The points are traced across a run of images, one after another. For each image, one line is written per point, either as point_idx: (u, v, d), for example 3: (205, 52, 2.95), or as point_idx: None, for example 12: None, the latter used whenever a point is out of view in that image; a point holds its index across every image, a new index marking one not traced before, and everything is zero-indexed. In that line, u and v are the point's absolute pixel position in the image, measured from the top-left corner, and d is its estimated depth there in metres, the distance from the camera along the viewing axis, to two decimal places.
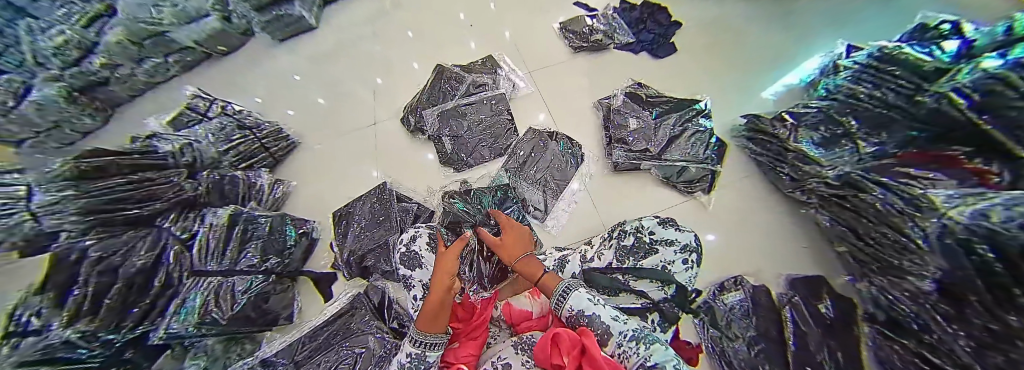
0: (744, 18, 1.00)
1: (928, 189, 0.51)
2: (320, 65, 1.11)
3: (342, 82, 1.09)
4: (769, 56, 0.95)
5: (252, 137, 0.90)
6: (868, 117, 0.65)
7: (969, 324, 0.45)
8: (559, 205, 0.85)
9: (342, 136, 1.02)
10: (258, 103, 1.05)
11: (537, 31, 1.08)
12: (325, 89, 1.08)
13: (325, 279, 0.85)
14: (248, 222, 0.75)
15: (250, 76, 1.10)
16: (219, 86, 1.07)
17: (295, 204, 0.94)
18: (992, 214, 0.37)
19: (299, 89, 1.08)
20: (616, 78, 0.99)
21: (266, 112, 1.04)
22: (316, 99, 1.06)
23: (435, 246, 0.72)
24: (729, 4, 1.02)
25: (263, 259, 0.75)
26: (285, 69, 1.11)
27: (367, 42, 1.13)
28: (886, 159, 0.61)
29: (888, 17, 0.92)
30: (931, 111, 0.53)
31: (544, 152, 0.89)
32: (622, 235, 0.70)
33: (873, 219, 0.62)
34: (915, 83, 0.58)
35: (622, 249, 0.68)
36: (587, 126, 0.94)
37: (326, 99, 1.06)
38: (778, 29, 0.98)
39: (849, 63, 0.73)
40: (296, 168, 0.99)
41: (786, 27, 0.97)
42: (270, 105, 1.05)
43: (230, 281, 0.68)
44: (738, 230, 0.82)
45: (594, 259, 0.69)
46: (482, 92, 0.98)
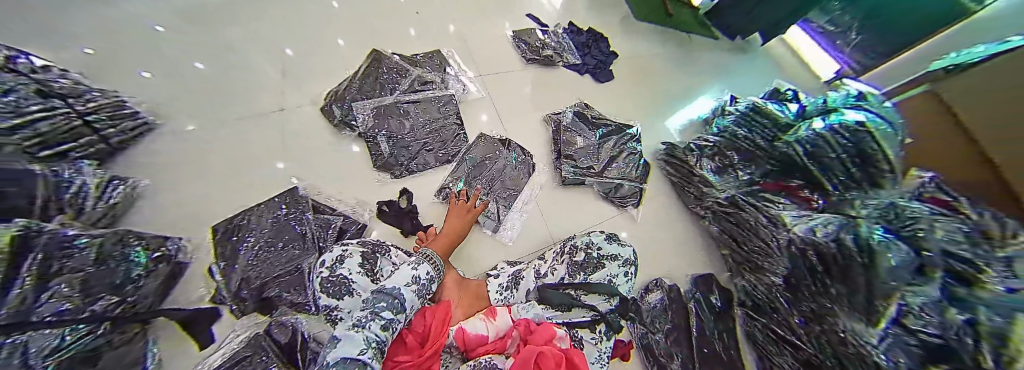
0: (661, 56, 1.19)
1: (779, 209, 0.73)
2: (199, 20, 0.86)
3: (237, 45, 0.86)
4: (680, 93, 1.15)
5: (73, 111, 0.60)
6: (745, 153, 0.85)
7: (803, 302, 0.66)
8: (507, 217, 0.84)
9: (234, 117, 0.79)
10: (86, 55, 0.74)
11: (490, 34, 1.04)
12: (207, 51, 0.83)
13: (199, 319, 0.61)
14: (55, 242, 0.47)
15: (74, 20, 0.77)
16: (11, 22, 0.72)
17: (153, 218, 0.68)
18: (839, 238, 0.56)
19: (167, 50, 0.80)
20: (565, 96, 1.03)
21: (105, 73, 0.74)
22: (191, 62, 0.81)
23: (369, 268, 0.58)
24: (651, 42, 1.20)
25: (89, 301, 0.49)
26: (141, 15, 0.82)
27: (274, 4, 0.93)
28: (753, 185, 0.82)
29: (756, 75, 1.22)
30: (783, 153, 0.76)
31: (495, 161, 0.88)
32: (573, 251, 0.73)
33: (747, 230, 0.80)
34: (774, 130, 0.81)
35: (572, 264, 0.71)
36: (535, 137, 0.96)
37: (214, 73, 0.81)
38: (686, 72, 1.18)
39: (735, 110, 0.93)
40: (155, 163, 0.72)
41: (692, 71, 1.19)
42: (108, 60, 0.75)
43: (21, 344, 0.39)
44: (656, 239, 0.95)
45: (546, 275, 0.71)
46: (427, 90, 0.90)
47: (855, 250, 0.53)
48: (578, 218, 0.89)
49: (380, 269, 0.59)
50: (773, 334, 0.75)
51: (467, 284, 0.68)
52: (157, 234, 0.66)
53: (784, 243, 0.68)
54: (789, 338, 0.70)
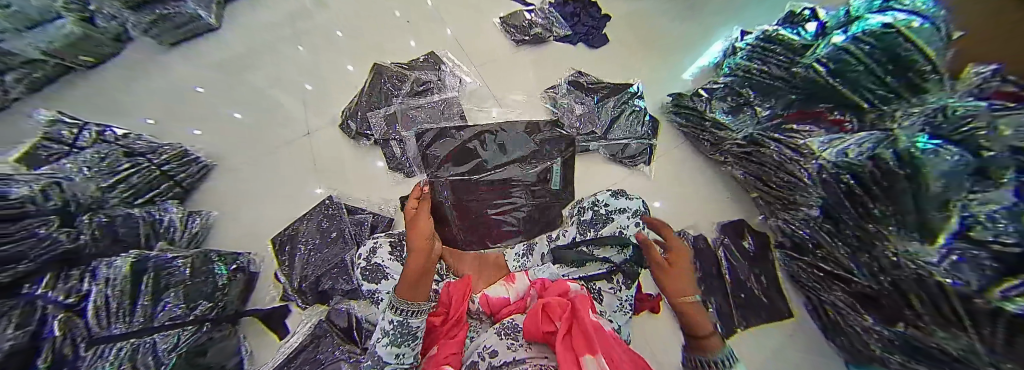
0: (656, 11, 1.13)
1: (806, 138, 0.65)
2: (229, 76, 0.99)
3: (265, 90, 0.98)
4: (682, 43, 1.09)
5: (148, 164, 0.76)
6: (761, 87, 0.79)
7: (847, 235, 0.57)
8: None
9: (270, 151, 0.92)
10: (148, 126, 0.88)
11: (478, 26, 1.08)
12: (243, 102, 0.97)
13: (275, 316, 0.75)
14: (159, 268, 0.60)
15: (136, 93, 0.92)
16: (92, 110, 0.87)
17: (227, 239, 0.83)
18: (848, 152, 0.53)
19: (211, 105, 0.95)
20: (560, 69, 1.04)
21: (166, 134, 0.88)
22: (231, 113, 0.95)
23: (399, 254, 0.68)
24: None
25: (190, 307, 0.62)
26: (183, 82, 0.96)
27: (287, 46, 1.04)
28: (775, 119, 0.74)
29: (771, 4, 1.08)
30: (805, 78, 0.67)
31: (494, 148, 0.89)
32: (582, 211, 0.75)
33: (774, 167, 0.74)
34: (790, 56, 0.74)
35: (581, 224, 0.73)
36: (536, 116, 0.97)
37: (250, 115, 0.95)
38: (685, 20, 1.12)
39: (743, 45, 0.88)
40: (219, 196, 0.87)
41: (692, 18, 1.12)
42: (167, 127, 0.89)
43: (149, 342, 0.55)
44: (673, 196, 0.93)
45: (558, 238, 0.73)
46: (427, 90, 0.96)
47: (877, 174, 0.47)
48: (592, 185, 0.91)
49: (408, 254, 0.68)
50: (820, 273, 0.68)
51: (487, 258, 0.72)
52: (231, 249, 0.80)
53: (814, 172, 0.60)
54: (832, 273, 0.64)
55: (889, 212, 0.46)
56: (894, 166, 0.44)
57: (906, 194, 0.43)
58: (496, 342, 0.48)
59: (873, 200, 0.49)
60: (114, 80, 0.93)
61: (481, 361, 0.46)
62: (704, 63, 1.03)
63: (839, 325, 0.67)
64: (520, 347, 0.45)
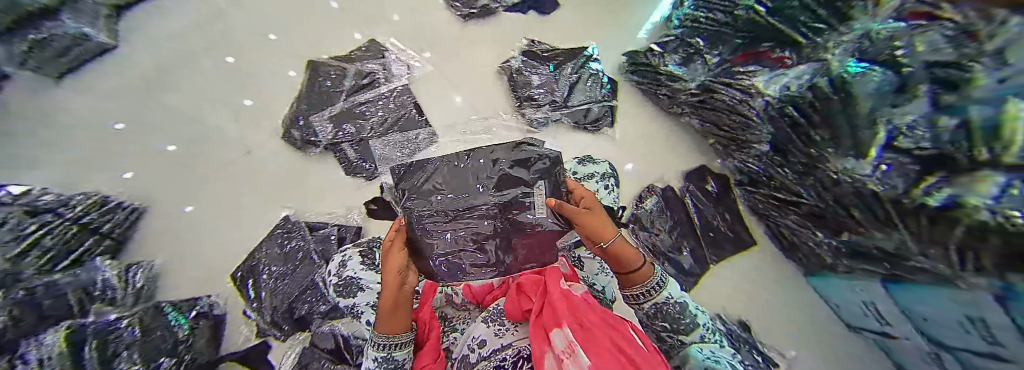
0: None
1: (752, 79, 0.68)
2: (145, 107, 0.83)
3: (193, 113, 0.86)
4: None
5: (62, 221, 0.63)
6: (709, 35, 0.81)
7: (795, 162, 0.63)
8: None
9: (215, 179, 0.83)
10: (66, 180, 0.74)
11: (420, 5, 1.00)
12: (173, 131, 0.84)
13: (255, 352, 0.70)
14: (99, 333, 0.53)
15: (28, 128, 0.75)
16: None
17: (175, 285, 0.74)
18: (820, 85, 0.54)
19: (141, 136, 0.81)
20: (511, 41, 1.00)
21: (81, 181, 0.75)
22: (162, 145, 0.82)
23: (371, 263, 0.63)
24: None
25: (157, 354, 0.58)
26: (91, 120, 0.80)
27: (208, 59, 0.90)
28: (724, 65, 0.77)
29: None
30: (745, 20, 0.72)
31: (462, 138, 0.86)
32: None
33: (726, 112, 0.77)
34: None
35: None
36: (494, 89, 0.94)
37: (173, 138, 0.83)
38: None
39: None
40: (161, 239, 0.77)
41: None
42: (91, 178, 0.76)
43: None
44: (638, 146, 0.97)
45: None
46: (374, 83, 0.88)
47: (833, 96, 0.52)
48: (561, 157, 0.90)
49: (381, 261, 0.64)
50: (775, 202, 0.74)
51: None
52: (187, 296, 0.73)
53: (762, 110, 0.66)
54: (785, 199, 0.70)
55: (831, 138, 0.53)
56: None
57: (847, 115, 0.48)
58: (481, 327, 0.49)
59: (815, 127, 0.56)
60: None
61: (471, 353, 0.45)
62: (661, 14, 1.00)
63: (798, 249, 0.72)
64: (507, 333, 0.44)
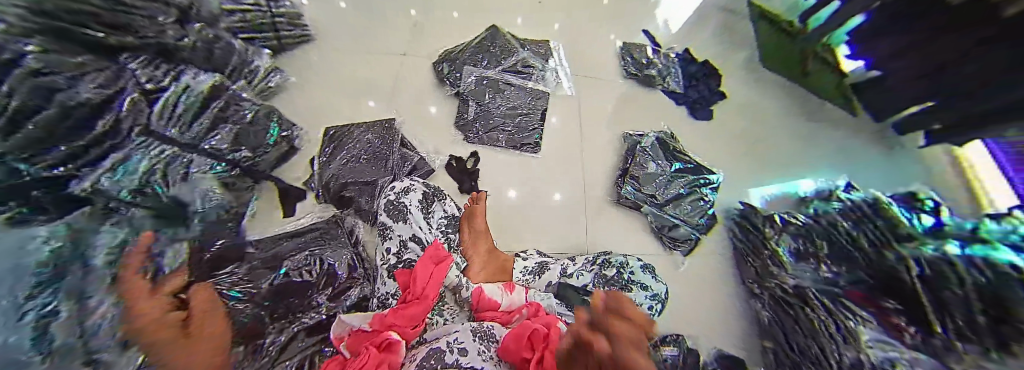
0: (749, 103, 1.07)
1: (860, 326, 0.61)
2: None
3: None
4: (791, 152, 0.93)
5: (267, 10, 0.87)
6: (837, 249, 0.70)
7: None
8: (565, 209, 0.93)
9: (371, 51, 1.01)
10: None
11: (596, 43, 1.14)
12: None
13: (292, 195, 0.82)
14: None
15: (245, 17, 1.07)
16: None
17: (292, 101, 0.91)
18: (896, 365, 0.52)
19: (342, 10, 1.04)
20: (648, 119, 1.06)
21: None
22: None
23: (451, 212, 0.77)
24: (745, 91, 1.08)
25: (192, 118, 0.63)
26: None
27: None
28: (835, 286, 0.69)
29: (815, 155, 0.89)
30: (887, 265, 0.60)
31: (564, 167, 0.98)
32: (606, 265, 0.75)
33: (809, 332, 0.69)
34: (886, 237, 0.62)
35: (600, 278, 0.73)
36: (574, 156, 0.99)
37: (369, 20, 1.04)
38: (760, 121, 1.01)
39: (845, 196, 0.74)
40: (312, 69, 0.96)
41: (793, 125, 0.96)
42: None
43: (183, 158, 0.61)
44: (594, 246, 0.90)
45: (573, 276, 0.74)
46: (525, 74, 1.03)
47: None
48: (621, 242, 0.90)
49: (431, 213, 0.72)
50: None
51: (497, 257, 0.77)
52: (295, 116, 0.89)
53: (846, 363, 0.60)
54: None
55: None
56: None
57: None
58: (449, 334, 0.52)
59: None
60: None
61: (449, 353, 0.46)
62: (776, 189, 0.91)
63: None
64: (489, 360, 0.47)
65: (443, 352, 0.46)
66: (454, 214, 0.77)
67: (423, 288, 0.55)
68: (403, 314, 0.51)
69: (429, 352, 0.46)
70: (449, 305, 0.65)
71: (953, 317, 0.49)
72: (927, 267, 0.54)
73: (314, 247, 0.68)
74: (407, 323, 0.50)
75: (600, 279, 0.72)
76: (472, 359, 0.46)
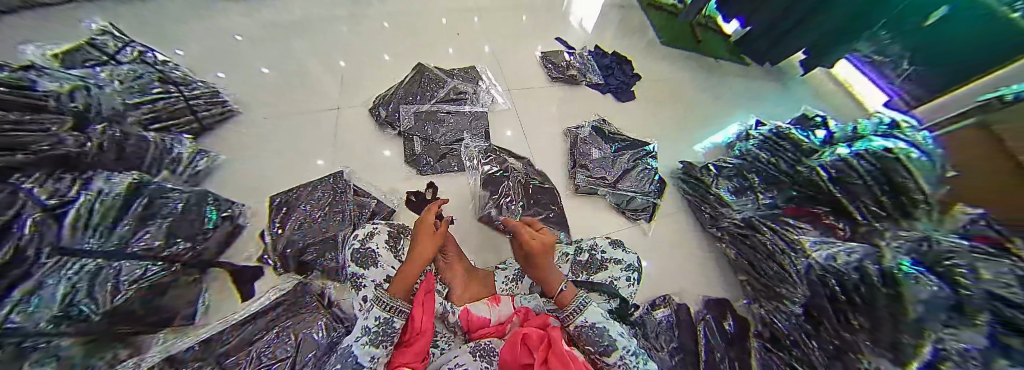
0: (666, 74, 1.23)
1: (800, 235, 0.70)
2: (265, 45, 1.09)
3: (303, 59, 1.09)
4: (710, 103, 1.19)
5: (179, 94, 0.85)
6: (767, 176, 0.83)
7: (828, 334, 0.60)
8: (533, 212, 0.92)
9: (302, 112, 1.00)
10: (178, 55, 1.02)
11: (520, 56, 1.23)
12: (276, 63, 1.07)
13: (247, 274, 0.77)
14: (14, 88, 0.52)
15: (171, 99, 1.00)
16: (146, 32, 1.04)
17: (228, 180, 0.87)
18: (837, 257, 0.60)
19: (264, 80, 1.03)
20: (583, 112, 1.14)
21: (201, 70, 1.00)
22: (262, 69, 1.04)
23: None
24: (659, 68, 1.24)
25: (114, 221, 0.58)
26: (227, 30, 1.09)
27: (336, 25, 1.16)
28: (774, 209, 0.78)
29: (781, 101, 1.20)
30: (806, 179, 0.73)
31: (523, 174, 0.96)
32: (579, 251, 0.78)
33: (764, 255, 0.77)
34: (800, 156, 0.78)
35: (576, 264, 0.76)
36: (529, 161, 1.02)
37: (295, 84, 1.04)
38: (676, 89, 1.20)
39: (757, 134, 0.92)
40: (243, 143, 0.93)
41: (712, 81, 1.23)
42: (167, 40, 1.04)
43: (115, 267, 0.56)
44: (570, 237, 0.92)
45: None
46: (461, 99, 1.08)
47: (861, 285, 0.55)
48: (590, 227, 0.95)
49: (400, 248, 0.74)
50: None
51: (474, 274, 0.76)
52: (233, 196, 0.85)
53: (802, 271, 0.67)
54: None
55: (865, 326, 0.53)
56: (884, 279, 0.51)
57: (909, 313, 0.46)
58: (451, 361, 0.52)
59: (852, 311, 0.56)
60: (149, 9, 1.08)
61: None
62: (712, 140, 1.09)
63: (775, 311, 0.73)
64: None
65: None
66: None
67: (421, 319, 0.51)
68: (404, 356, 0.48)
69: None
70: (442, 336, 0.64)
71: (863, 202, 0.62)
72: (832, 170, 0.68)
73: (285, 320, 0.67)
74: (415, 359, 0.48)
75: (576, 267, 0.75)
76: None
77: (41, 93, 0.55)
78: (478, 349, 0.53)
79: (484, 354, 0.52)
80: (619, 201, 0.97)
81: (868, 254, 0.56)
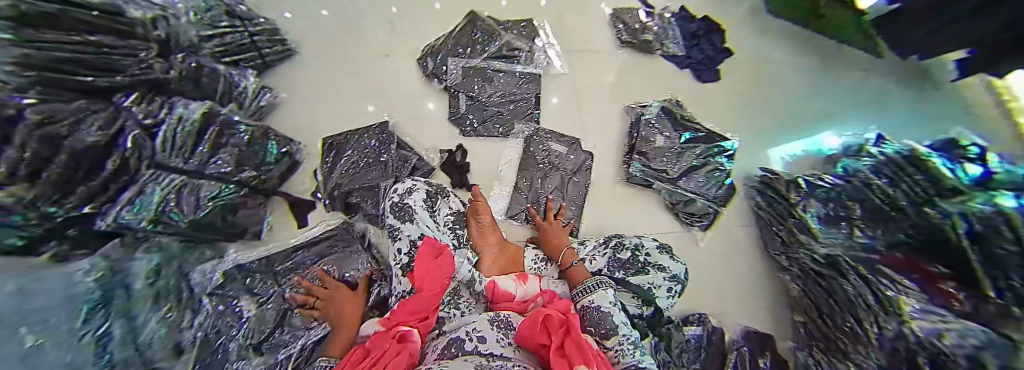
0: (769, 55, 0.99)
1: (899, 293, 0.57)
2: None
3: None
4: (816, 103, 0.94)
5: (245, 30, 0.85)
6: (874, 209, 0.66)
7: None
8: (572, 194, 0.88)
9: (353, 55, 0.99)
10: None
11: (587, 12, 1.05)
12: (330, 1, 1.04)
13: (303, 206, 0.85)
14: (106, 12, 0.52)
15: None
16: None
17: (286, 117, 0.92)
18: (945, 335, 0.47)
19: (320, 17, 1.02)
20: (653, 88, 0.97)
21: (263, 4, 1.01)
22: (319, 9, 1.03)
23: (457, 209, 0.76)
24: (762, 46, 1.00)
25: (193, 144, 0.65)
26: None
27: None
28: (873, 254, 0.64)
29: (922, 116, 0.89)
30: (931, 226, 0.55)
31: (572, 157, 0.91)
32: (619, 248, 0.72)
33: (840, 303, 0.65)
34: (930, 193, 0.59)
35: (614, 261, 0.71)
36: (578, 138, 0.93)
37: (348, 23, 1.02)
38: (773, 78, 0.97)
39: (874, 152, 0.72)
40: (299, 83, 0.96)
41: (831, 73, 0.96)
42: None
43: (196, 184, 0.64)
44: (607, 227, 0.86)
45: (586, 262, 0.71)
46: (514, 57, 0.98)
47: None
48: (635, 222, 0.87)
49: (437, 209, 0.73)
50: None
51: (507, 248, 0.74)
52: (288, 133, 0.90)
53: (889, 336, 0.55)
54: None
55: None
56: None
57: None
58: (468, 324, 0.54)
59: None
60: None
61: (469, 343, 0.48)
62: (796, 149, 0.90)
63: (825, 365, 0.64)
64: (510, 346, 0.48)
65: (462, 342, 0.48)
66: (461, 209, 0.76)
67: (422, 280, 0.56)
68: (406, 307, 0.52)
69: (448, 342, 0.50)
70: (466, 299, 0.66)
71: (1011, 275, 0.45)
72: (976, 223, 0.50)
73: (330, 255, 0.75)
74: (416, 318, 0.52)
75: (614, 260, 0.71)
76: (492, 347, 0.47)
77: (128, 19, 0.55)
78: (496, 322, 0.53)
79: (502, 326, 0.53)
80: (678, 201, 0.86)
81: (993, 343, 0.42)
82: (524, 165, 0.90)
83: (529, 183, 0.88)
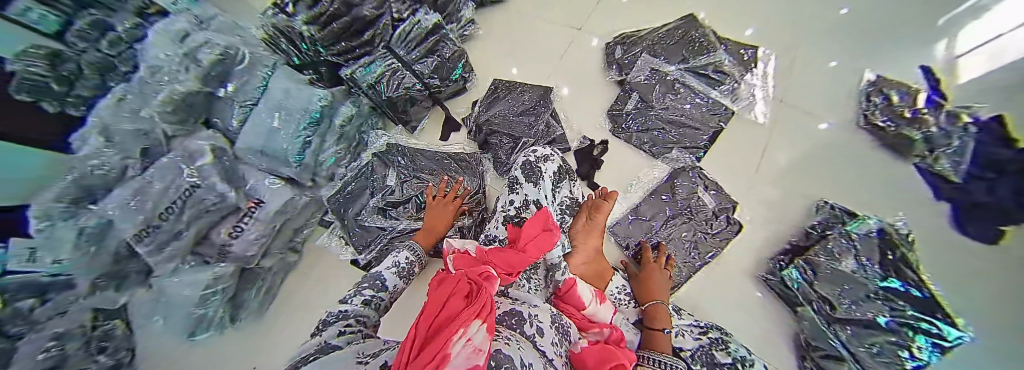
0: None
1: None
2: None
3: None
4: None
5: None
6: None
7: None
8: (691, 249, 0.81)
9: (560, 20, 1.03)
10: None
11: (834, 74, 0.90)
12: None
13: (451, 125, 0.97)
14: None
15: None
16: None
17: (480, 49, 1.04)
18: None
19: None
20: (867, 192, 0.79)
21: None
22: None
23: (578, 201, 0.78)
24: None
25: (415, 45, 0.82)
26: None
27: None
28: None
29: None
30: None
31: (720, 217, 0.83)
32: (718, 346, 0.61)
33: None
34: None
35: (705, 358, 0.59)
36: (736, 199, 0.85)
37: None
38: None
39: None
40: (504, 26, 1.05)
41: None
42: None
43: (402, 71, 0.82)
44: (707, 301, 0.79)
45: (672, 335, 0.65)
46: (717, 81, 0.88)
47: None
48: (751, 327, 0.77)
49: (558, 186, 0.76)
50: None
51: (599, 262, 0.74)
52: (478, 65, 1.02)
53: None
54: None
55: None
56: None
57: None
58: (532, 308, 0.55)
59: None
60: None
61: (529, 327, 0.48)
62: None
63: None
64: (560, 355, 0.47)
65: (523, 320, 0.49)
66: (577, 199, 0.78)
67: (527, 243, 0.57)
68: (504, 258, 0.54)
69: (508, 311, 0.51)
70: (537, 277, 0.66)
71: None
72: None
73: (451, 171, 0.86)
74: (506, 270, 0.52)
75: (705, 353, 0.60)
76: (545, 343, 0.47)
77: None
78: (557, 329, 0.52)
79: (563, 336, 0.52)
80: (811, 337, 0.71)
81: None
82: (661, 194, 0.85)
83: (652, 214, 0.84)
